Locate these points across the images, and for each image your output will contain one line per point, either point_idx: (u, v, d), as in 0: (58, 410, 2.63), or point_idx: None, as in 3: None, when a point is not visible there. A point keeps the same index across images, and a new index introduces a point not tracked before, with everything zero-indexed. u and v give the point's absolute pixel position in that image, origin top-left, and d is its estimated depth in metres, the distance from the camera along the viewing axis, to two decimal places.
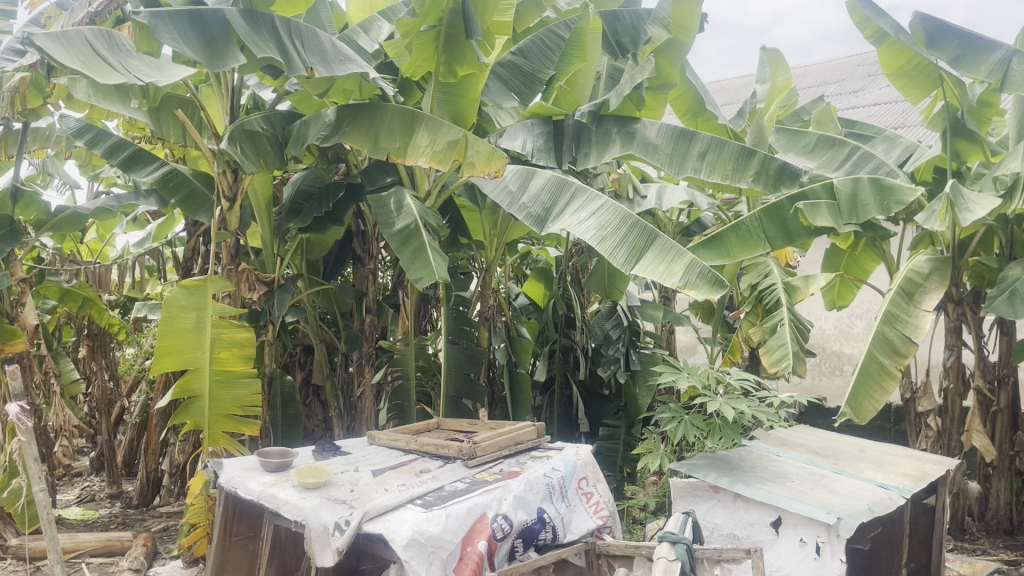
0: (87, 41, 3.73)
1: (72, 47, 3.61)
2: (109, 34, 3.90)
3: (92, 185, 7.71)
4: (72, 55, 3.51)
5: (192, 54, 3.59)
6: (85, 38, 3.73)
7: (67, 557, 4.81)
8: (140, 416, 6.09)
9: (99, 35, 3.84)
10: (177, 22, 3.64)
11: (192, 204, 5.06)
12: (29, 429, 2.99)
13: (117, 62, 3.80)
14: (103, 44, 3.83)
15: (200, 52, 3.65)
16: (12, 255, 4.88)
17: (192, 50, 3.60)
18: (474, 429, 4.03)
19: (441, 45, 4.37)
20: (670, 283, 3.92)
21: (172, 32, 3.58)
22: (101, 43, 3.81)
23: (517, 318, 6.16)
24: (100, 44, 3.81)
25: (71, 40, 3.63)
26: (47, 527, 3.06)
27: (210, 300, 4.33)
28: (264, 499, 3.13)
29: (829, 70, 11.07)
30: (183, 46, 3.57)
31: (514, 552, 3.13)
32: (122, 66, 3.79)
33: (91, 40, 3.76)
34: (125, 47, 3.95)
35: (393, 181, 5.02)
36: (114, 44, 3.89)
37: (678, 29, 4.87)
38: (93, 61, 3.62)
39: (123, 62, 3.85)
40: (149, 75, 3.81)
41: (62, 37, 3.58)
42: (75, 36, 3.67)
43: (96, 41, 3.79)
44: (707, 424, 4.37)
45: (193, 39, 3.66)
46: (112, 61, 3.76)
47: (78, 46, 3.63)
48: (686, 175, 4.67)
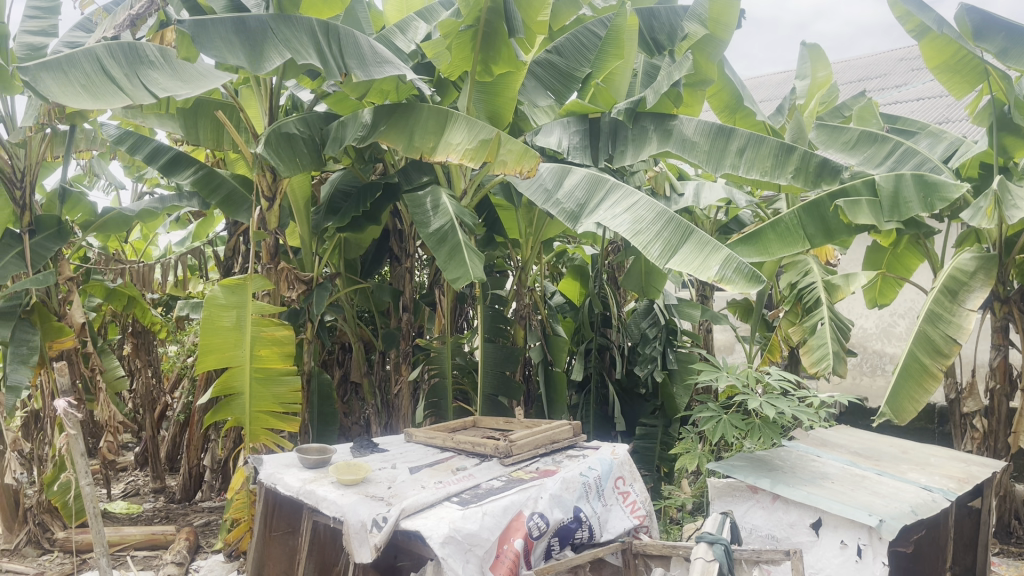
0: (97, 60, 3.68)
1: (77, 72, 3.58)
2: (132, 46, 3.87)
3: (136, 185, 7.84)
4: (70, 89, 3.46)
5: (235, 60, 3.66)
6: (96, 58, 3.68)
7: (112, 550, 4.91)
8: (183, 412, 6.21)
9: (117, 47, 3.80)
10: (221, 30, 3.73)
11: (231, 204, 5.16)
12: (76, 424, 3.05)
13: (132, 77, 3.75)
14: (122, 58, 3.79)
15: (242, 56, 3.71)
16: (60, 254, 4.98)
17: (234, 56, 3.67)
18: (509, 428, 4.04)
19: (478, 45, 4.38)
20: (706, 277, 3.89)
21: (217, 38, 3.68)
22: (117, 58, 3.77)
23: (553, 318, 6.11)
24: (119, 58, 3.78)
25: (77, 64, 3.60)
26: (93, 521, 3.10)
27: (250, 299, 4.41)
28: (303, 495, 3.17)
29: (871, 64, 10.89)
30: (226, 54, 3.64)
31: (550, 551, 3.13)
32: (137, 82, 3.74)
33: (102, 58, 3.70)
34: (148, 59, 3.91)
35: (429, 180, 5.10)
36: (137, 57, 3.86)
37: (716, 25, 4.81)
38: (96, 86, 3.57)
39: (141, 75, 3.80)
40: (167, 89, 3.78)
41: (61, 65, 3.54)
42: (82, 58, 3.63)
43: (110, 55, 3.75)
44: (746, 423, 4.30)
45: (238, 45, 3.74)
46: (126, 79, 3.71)
47: (84, 72, 3.59)
48: (724, 172, 4.62)
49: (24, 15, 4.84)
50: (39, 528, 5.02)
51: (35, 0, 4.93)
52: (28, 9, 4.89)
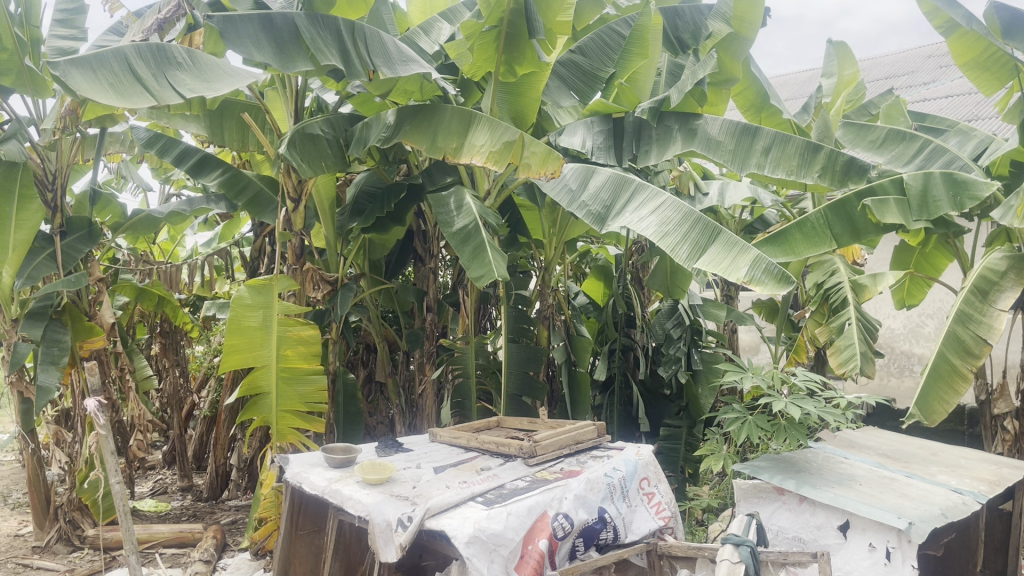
0: (126, 59, 3.73)
1: (106, 71, 3.63)
2: (161, 47, 3.90)
3: (164, 187, 7.95)
4: (96, 85, 3.52)
5: (263, 58, 3.71)
6: (125, 58, 3.72)
7: (141, 547, 4.98)
8: (210, 411, 6.27)
9: (146, 48, 3.84)
10: (250, 28, 3.77)
11: (257, 205, 5.19)
12: (106, 423, 3.11)
13: (160, 78, 3.79)
14: (151, 59, 3.83)
15: (272, 57, 3.75)
16: (91, 256, 5.06)
17: (262, 53, 3.72)
18: (533, 429, 4.04)
19: (502, 45, 4.38)
20: (735, 278, 3.87)
21: (244, 36, 3.73)
22: (146, 58, 3.81)
23: (577, 318, 6.10)
24: (148, 58, 3.82)
25: (106, 63, 3.65)
26: (122, 518, 3.15)
27: (276, 299, 4.44)
28: (329, 495, 3.19)
29: (898, 62, 10.76)
30: (253, 50, 3.70)
31: (575, 552, 3.13)
32: (164, 82, 3.79)
33: (131, 59, 3.74)
34: (177, 60, 3.94)
35: (453, 181, 5.10)
36: (166, 58, 3.90)
37: (740, 24, 4.79)
38: (123, 85, 3.62)
39: (169, 76, 3.84)
40: (192, 90, 3.83)
41: (90, 63, 3.59)
42: (111, 58, 3.68)
43: (139, 56, 3.79)
44: (771, 424, 4.28)
45: (264, 43, 3.78)
46: (153, 80, 3.75)
47: (113, 71, 3.64)
48: (750, 171, 4.58)
49: (53, 19, 4.92)
50: (68, 525, 5.09)
51: (61, 3, 5.01)
52: (55, 12, 4.97)
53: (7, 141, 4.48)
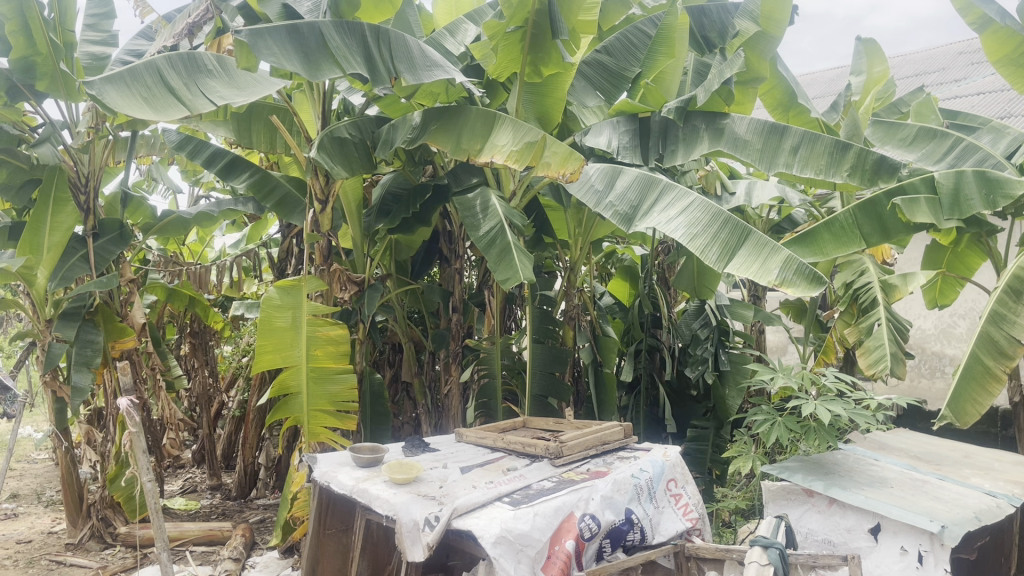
0: (158, 72, 3.78)
1: (139, 85, 3.69)
2: (191, 56, 3.98)
3: (193, 189, 8.05)
4: (132, 101, 3.58)
5: (291, 67, 3.73)
6: (158, 70, 3.78)
7: (172, 545, 5.05)
8: (238, 411, 6.33)
9: (177, 59, 3.90)
10: (278, 39, 3.81)
11: (285, 207, 5.25)
12: (138, 421, 3.14)
13: (191, 86, 3.86)
14: (182, 69, 3.90)
15: (299, 65, 3.77)
16: (122, 258, 5.12)
17: (290, 62, 3.74)
18: (559, 429, 4.03)
19: (528, 45, 4.39)
20: (765, 281, 3.84)
21: (272, 46, 3.75)
22: (177, 69, 3.86)
23: (603, 318, 6.08)
24: (179, 69, 3.88)
25: (139, 77, 3.71)
26: (155, 516, 3.18)
27: (304, 299, 4.48)
28: (356, 494, 3.21)
29: (929, 59, 10.62)
30: (281, 58, 3.72)
31: (602, 552, 3.14)
32: (195, 91, 3.85)
33: (163, 70, 3.80)
34: (207, 67, 4.03)
35: (478, 182, 5.08)
36: (197, 66, 3.98)
37: (768, 21, 4.74)
38: (157, 99, 3.68)
39: (199, 84, 3.90)
40: (224, 97, 3.91)
41: (124, 78, 3.65)
42: (144, 71, 3.74)
43: (171, 67, 3.84)
44: (802, 428, 4.18)
45: (291, 52, 3.80)
46: (185, 89, 3.82)
47: (146, 84, 3.70)
48: (778, 170, 4.54)
49: (82, 24, 5.01)
50: (101, 522, 5.17)
51: (91, 7, 5.10)
52: (85, 16, 5.06)
53: (41, 145, 4.58)
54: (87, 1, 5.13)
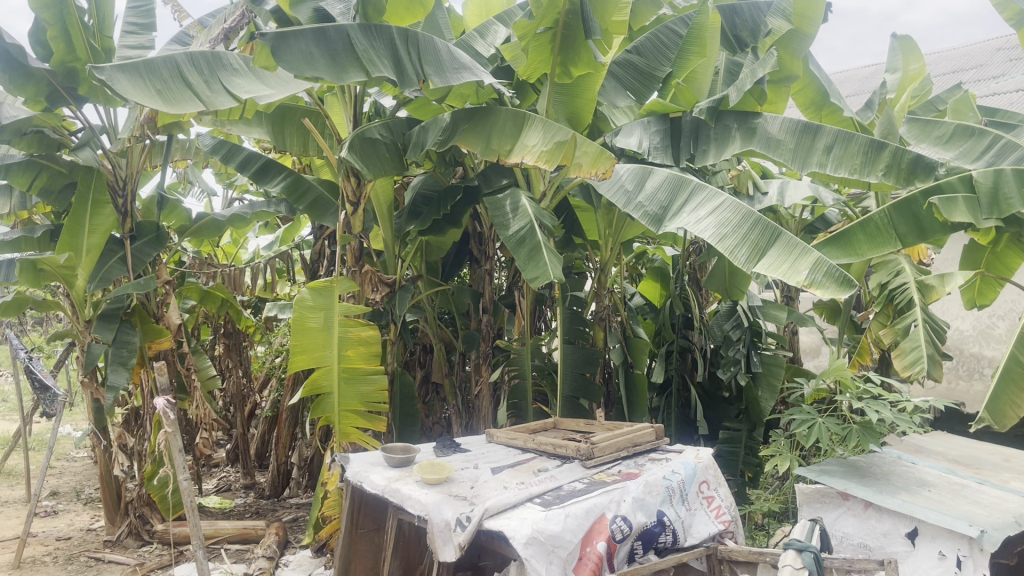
0: (177, 67, 3.81)
1: (156, 78, 3.72)
2: (215, 54, 4.02)
3: (227, 192, 8.17)
4: (145, 91, 3.61)
5: (315, 74, 3.74)
6: (176, 65, 3.80)
7: (208, 543, 5.12)
8: (271, 411, 6.40)
9: (200, 56, 3.93)
10: (303, 43, 3.80)
11: (318, 209, 5.31)
12: (174, 420, 3.19)
13: (212, 85, 3.89)
14: (204, 66, 3.93)
15: (323, 71, 3.78)
16: (158, 260, 5.21)
17: (314, 70, 3.75)
18: (590, 430, 4.02)
19: (557, 46, 4.38)
20: (794, 282, 3.79)
21: (298, 50, 3.76)
22: (198, 66, 3.89)
23: (634, 320, 6.07)
24: (200, 65, 3.92)
25: (156, 70, 3.74)
26: (189, 514, 3.22)
27: (337, 300, 4.52)
28: (388, 494, 3.23)
29: (966, 56, 10.44)
30: (305, 67, 3.74)
31: (633, 554, 3.08)
32: (215, 90, 3.88)
33: (183, 66, 3.83)
34: (231, 66, 4.08)
35: (509, 183, 5.09)
36: (220, 64, 4.02)
37: (801, 20, 4.75)
38: (171, 92, 3.71)
39: (220, 83, 3.94)
40: (245, 95, 3.98)
41: (139, 69, 3.68)
42: (162, 64, 3.77)
43: (192, 64, 3.87)
44: (844, 428, 4.15)
45: (317, 58, 3.81)
46: (205, 87, 3.85)
47: (161, 77, 3.72)
48: (811, 169, 4.48)
49: (122, 31, 5.12)
50: (138, 520, 5.26)
51: (131, 15, 5.21)
52: (125, 23, 5.16)
53: (82, 148, 4.66)
54: (128, 9, 5.24)
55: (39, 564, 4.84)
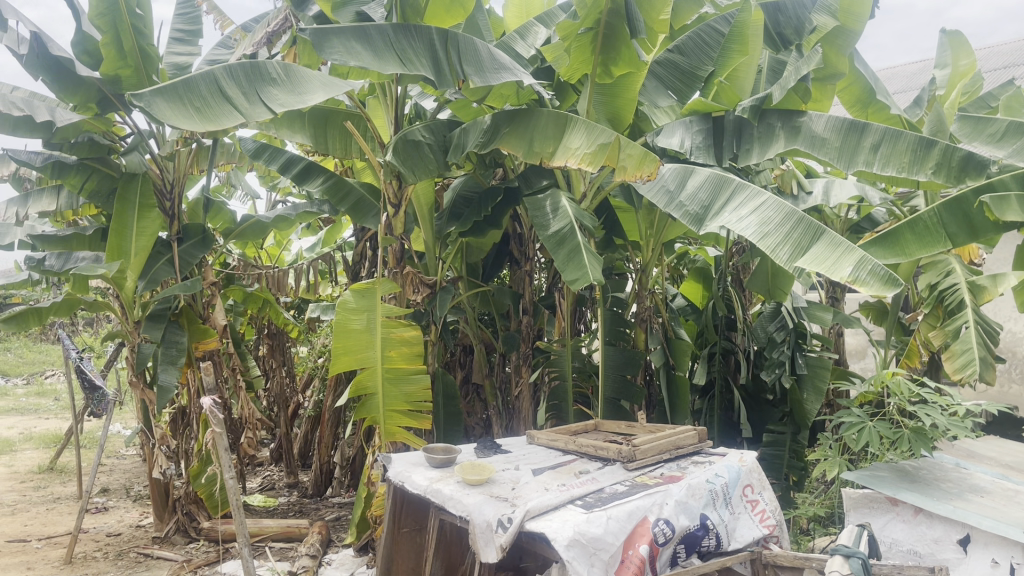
0: (216, 82, 3.87)
1: (194, 96, 3.78)
2: (254, 65, 4.04)
3: (271, 195, 8.30)
4: (183, 111, 3.67)
5: (359, 62, 3.77)
6: (215, 80, 3.86)
7: (253, 540, 5.20)
8: (314, 410, 6.48)
9: (238, 68, 3.97)
10: (343, 37, 3.85)
11: (359, 211, 5.35)
12: (220, 420, 3.24)
13: (251, 96, 3.92)
14: (243, 78, 3.96)
15: (368, 59, 3.82)
16: (204, 262, 5.31)
17: (358, 59, 3.78)
18: (631, 432, 3.99)
19: (599, 46, 4.37)
20: (838, 278, 3.71)
21: (338, 43, 3.81)
22: (236, 78, 3.94)
23: (675, 321, 6.02)
24: (240, 78, 3.95)
25: (195, 87, 3.80)
26: (236, 512, 3.28)
27: (379, 302, 4.56)
28: (430, 494, 3.24)
29: (1018, 51, 10.20)
30: (348, 56, 3.77)
31: (677, 558, 3.06)
32: (254, 101, 3.91)
33: (221, 80, 3.88)
34: (271, 76, 4.08)
35: (550, 184, 5.13)
36: (259, 75, 4.03)
37: (846, 16, 4.76)
38: (209, 109, 3.77)
39: (260, 93, 3.96)
40: (283, 104, 3.95)
41: (177, 89, 3.74)
42: (201, 81, 3.83)
43: (230, 77, 3.92)
44: (895, 432, 4.07)
45: (362, 50, 3.85)
46: (244, 99, 3.89)
47: (200, 94, 3.79)
48: (857, 168, 4.39)
49: (171, 38, 5.25)
50: (186, 517, 5.35)
51: (179, 23, 5.33)
52: (172, 30, 5.29)
53: (131, 152, 4.78)
54: (177, 16, 5.36)
55: (91, 560, 4.95)
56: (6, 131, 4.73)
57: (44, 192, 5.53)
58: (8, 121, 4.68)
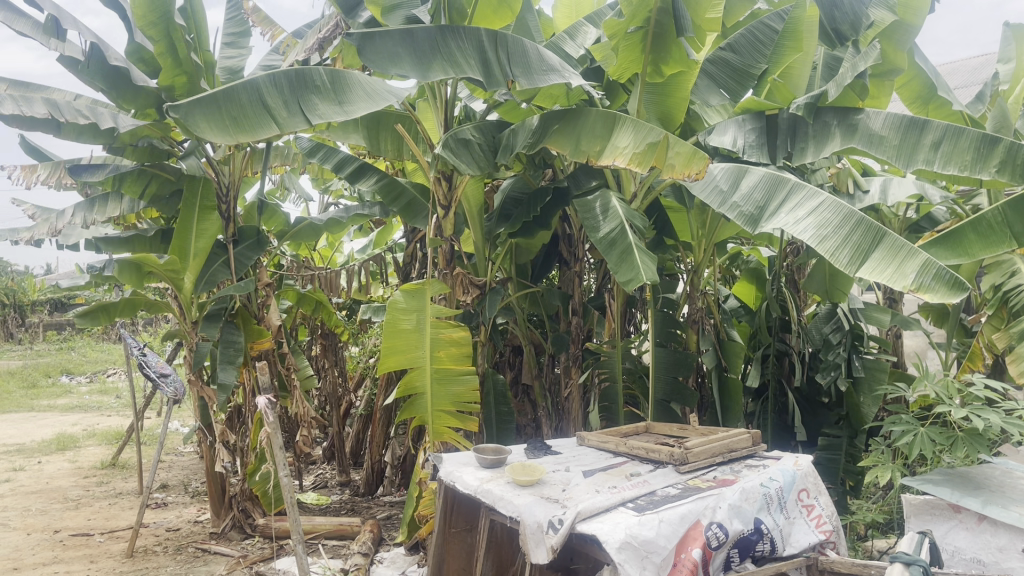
0: (259, 90, 3.93)
1: (235, 105, 3.84)
2: (300, 73, 4.08)
3: (323, 197, 8.43)
4: (217, 122, 3.74)
5: (402, 72, 3.79)
6: (258, 90, 3.92)
7: (306, 538, 5.28)
8: (366, 409, 6.55)
9: (283, 77, 4.02)
10: (389, 42, 3.89)
11: (410, 212, 5.41)
12: (275, 420, 3.29)
13: (292, 105, 3.97)
14: (286, 87, 4.01)
15: (412, 68, 3.84)
16: (259, 263, 5.42)
17: (401, 68, 3.80)
18: (683, 435, 3.95)
19: (649, 45, 4.34)
20: (900, 285, 3.63)
21: (383, 50, 3.84)
22: (279, 87, 3.99)
23: (728, 322, 5.95)
24: (283, 86, 4.00)
25: (236, 97, 3.86)
26: (290, 510, 3.32)
27: (428, 302, 4.59)
28: (480, 494, 3.25)
29: None
30: (392, 65, 3.79)
31: (730, 563, 3.01)
32: (295, 110, 3.96)
33: (263, 89, 3.94)
34: (316, 84, 4.10)
35: (599, 184, 5.11)
36: (304, 83, 4.07)
37: (905, 10, 4.57)
38: (248, 119, 3.82)
39: (302, 102, 4.00)
40: (324, 115, 3.99)
41: (216, 99, 3.80)
42: (243, 90, 3.89)
43: (273, 85, 3.97)
44: (948, 437, 3.94)
45: (405, 58, 3.88)
46: (284, 108, 3.94)
47: (240, 104, 3.85)
48: (917, 168, 4.24)
49: (222, 42, 5.36)
50: (241, 513, 5.46)
51: (229, 27, 5.47)
52: (224, 35, 5.42)
53: (187, 156, 5.04)
54: (226, 20, 5.49)
55: (151, 554, 5.08)
56: (71, 138, 4.86)
57: (109, 197, 5.66)
58: (73, 127, 4.81)
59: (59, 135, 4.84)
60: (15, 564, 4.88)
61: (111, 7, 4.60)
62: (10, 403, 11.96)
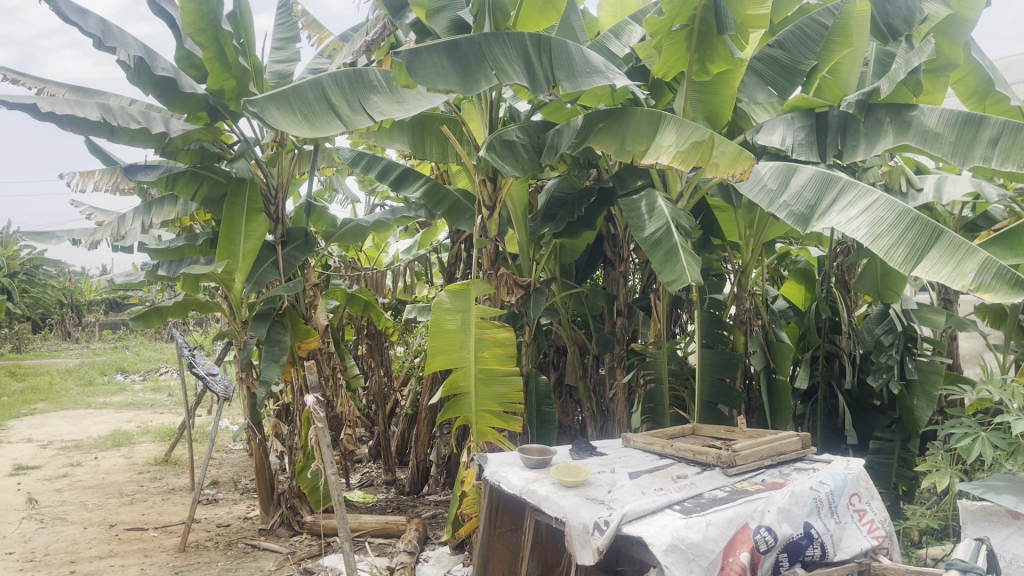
0: (322, 89, 4.00)
1: (302, 101, 3.91)
2: (357, 73, 4.18)
3: (370, 198, 8.52)
4: (292, 117, 3.80)
5: (446, 86, 3.82)
6: (322, 87, 3.98)
7: (353, 535, 5.33)
8: (412, 408, 6.60)
9: (343, 76, 4.10)
10: (433, 57, 3.91)
11: (455, 214, 5.40)
12: (322, 418, 3.35)
13: (354, 103, 4.05)
14: (346, 85, 4.09)
15: (455, 82, 3.86)
16: (307, 264, 5.49)
17: (446, 82, 3.83)
18: (730, 437, 3.90)
19: (694, 43, 4.31)
20: (959, 285, 3.52)
21: (431, 68, 3.86)
22: (341, 86, 4.07)
23: (776, 323, 5.87)
24: (344, 85, 4.08)
25: (303, 94, 3.93)
26: (337, 507, 3.39)
27: (473, 303, 4.62)
28: (525, 494, 3.25)
29: None
30: (437, 81, 3.81)
31: (779, 567, 2.95)
32: (357, 107, 4.04)
33: (327, 88, 4.01)
34: (373, 83, 4.22)
35: (645, 183, 5.05)
36: (362, 81, 4.17)
37: (961, 4, 4.46)
38: (315, 114, 3.89)
39: (363, 101, 4.10)
40: (383, 113, 4.09)
41: (287, 96, 3.88)
42: (308, 88, 3.96)
43: (335, 84, 4.05)
44: (1009, 443, 3.83)
45: (449, 71, 3.90)
46: (347, 106, 4.01)
47: (308, 100, 3.92)
48: (974, 164, 4.10)
49: (271, 46, 5.49)
50: (290, 510, 5.54)
51: (278, 32, 5.58)
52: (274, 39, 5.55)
53: (237, 160, 5.13)
54: (276, 26, 5.60)
55: (202, 549, 5.18)
56: (124, 141, 4.95)
57: (164, 200, 5.79)
58: (127, 131, 4.89)
59: (112, 138, 4.91)
60: (73, 557, 5.02)
61: (160, 15, 4.69)
62: (68, 401, 12.31)
